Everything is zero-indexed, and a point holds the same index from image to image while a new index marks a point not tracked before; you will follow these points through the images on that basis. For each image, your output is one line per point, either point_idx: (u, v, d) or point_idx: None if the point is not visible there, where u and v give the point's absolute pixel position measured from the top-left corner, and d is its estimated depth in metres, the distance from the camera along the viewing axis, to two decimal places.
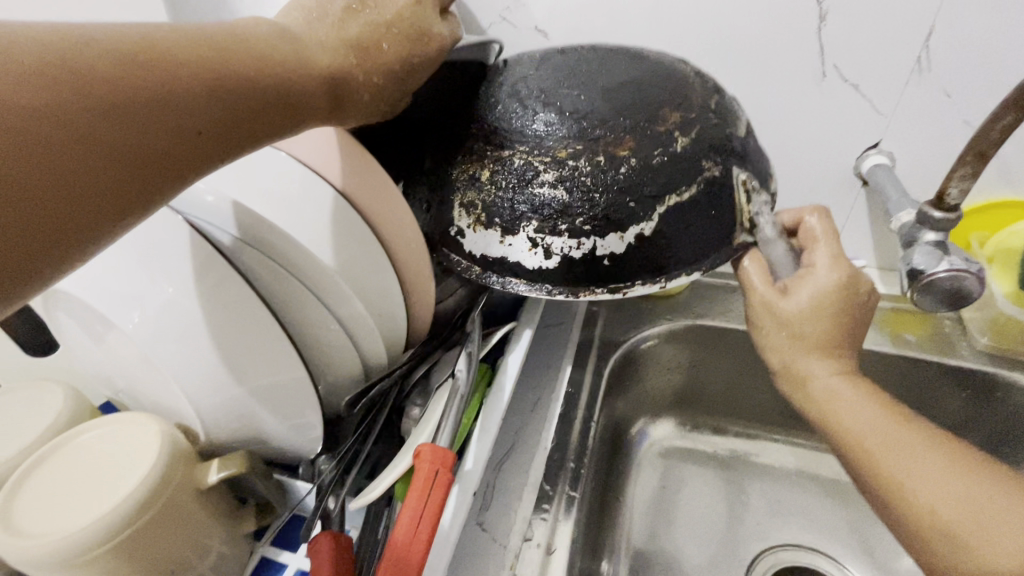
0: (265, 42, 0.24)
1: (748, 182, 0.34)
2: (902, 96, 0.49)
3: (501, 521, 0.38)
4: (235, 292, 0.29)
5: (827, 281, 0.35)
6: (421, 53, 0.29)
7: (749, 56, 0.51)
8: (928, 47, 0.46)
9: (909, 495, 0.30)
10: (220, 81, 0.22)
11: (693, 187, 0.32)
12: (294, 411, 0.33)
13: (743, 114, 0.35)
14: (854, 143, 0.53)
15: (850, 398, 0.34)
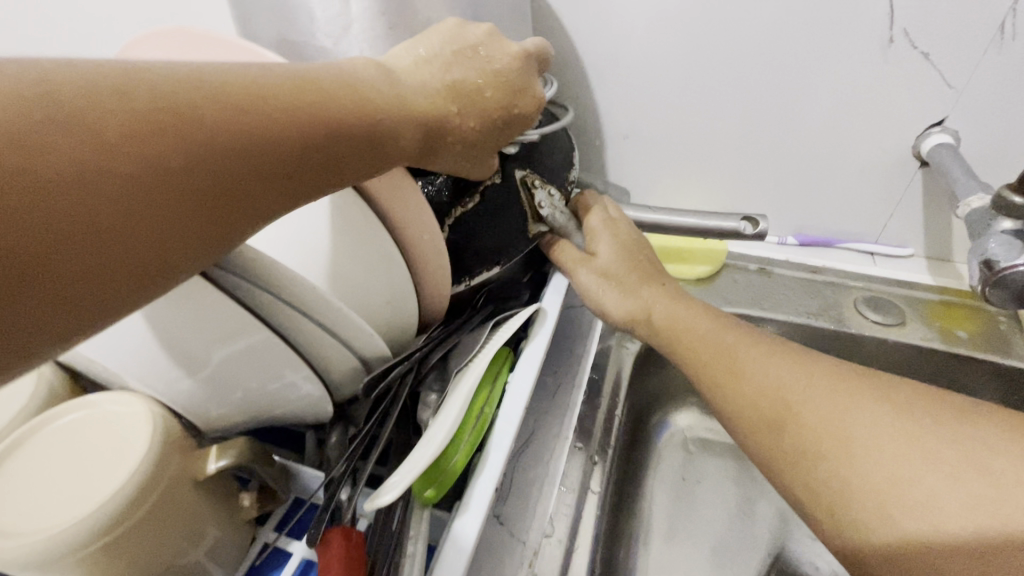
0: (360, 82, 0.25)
1: (529, 179, 0.41)
2: (978, 67, 0.44)
3: (520, 516, 0.36)
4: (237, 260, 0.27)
5: (607, 239, 0.44)
6: (518, 104, 0.32)
7: (809, 17, 0.45)
8: (1015, 11, 0.41)
9: (739, 389, 0.35)
10: (313, 117, 0.22)
11: (473, 198, 0.38)
12: (273, 373, 0.31)
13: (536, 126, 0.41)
14: (917, 120, 0.48)
15: (809, 386, 0.33)
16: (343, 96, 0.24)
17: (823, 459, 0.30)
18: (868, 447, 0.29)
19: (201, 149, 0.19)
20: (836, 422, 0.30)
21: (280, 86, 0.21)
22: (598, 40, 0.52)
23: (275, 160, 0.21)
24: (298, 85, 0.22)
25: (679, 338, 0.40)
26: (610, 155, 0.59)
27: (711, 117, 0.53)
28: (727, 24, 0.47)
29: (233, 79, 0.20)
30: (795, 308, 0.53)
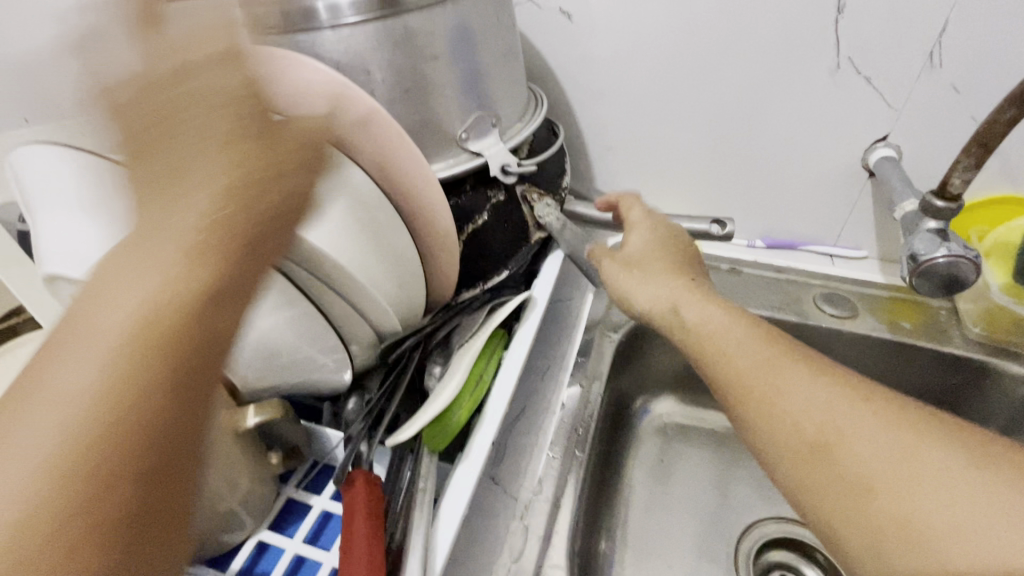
0: (216, 149, 0.23)
1: (531, 194, 0.49)
2: (913, 89, 0.51)
3: (513, 477, 0.41)
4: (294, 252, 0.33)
5: (640, 237, 0.49)
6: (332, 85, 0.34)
7: (766, 45, 0.52)
8: (940, 43, 0.48)
9: (778, 410, 0.33)
10: (198, 218, 0.21)
11: (483, 214, 0.45)
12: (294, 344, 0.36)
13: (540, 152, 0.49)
14: (863, 136, 0.54)
15: (827, 384, 0.33)
16: (220, 176, 0.22)
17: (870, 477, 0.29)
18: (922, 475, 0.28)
19: (144, 346, 0.18)
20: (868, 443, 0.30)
21: (155, 230, 0.20)
22: (584, 63, 0.58)
23: (202, 286, 0.20)
24: (159, 201, 0.21)
25: (704, 348, 0.39)
26: (596, 166, 0.66)
27: (685, 132, 0.60)
28: (697, 51, 0.54)
29: (130, 257, 0.20)
30: (760, 302, 0.59)
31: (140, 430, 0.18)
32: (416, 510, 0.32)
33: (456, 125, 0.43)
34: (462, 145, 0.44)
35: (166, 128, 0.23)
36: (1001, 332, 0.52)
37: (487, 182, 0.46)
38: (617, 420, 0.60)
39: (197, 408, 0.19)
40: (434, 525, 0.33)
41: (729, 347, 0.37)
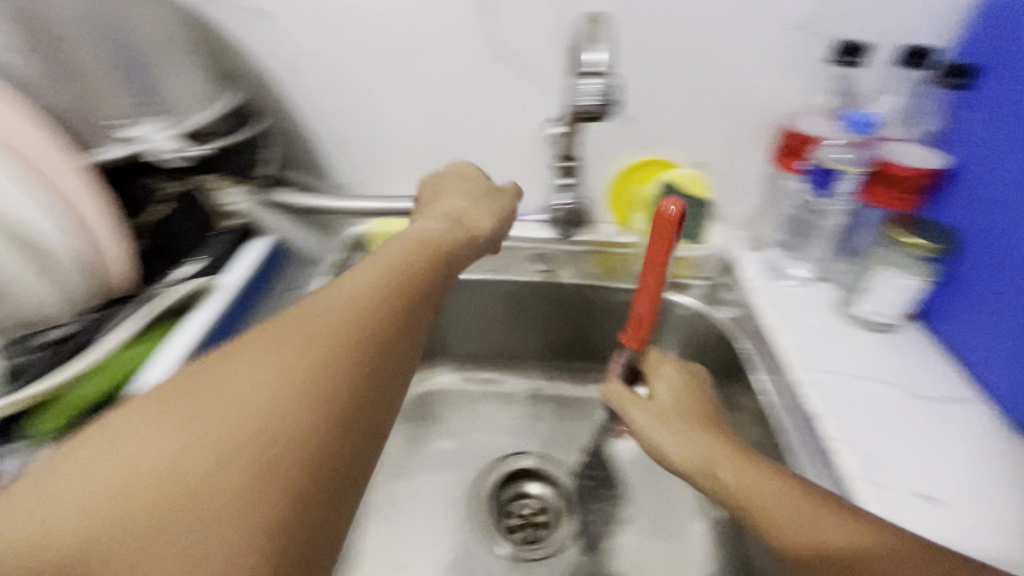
0: (331, 310, 0.34)
1: (212, 184, 0.50)
2: (560, 75, 0.61)
3: None
4: None
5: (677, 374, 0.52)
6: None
7: (435, 41, 0.59)
8: (567, 36, 0.58)
9: (783, 526, 0.37)
10: (347, 321, 0.33)
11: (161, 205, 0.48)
12: None
13: (227, 137, 0.51)
14: (537, 116, 0.64)
15: (775, 486, 0.39)
16: (290, 336, 0.32)
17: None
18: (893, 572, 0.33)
19: (230, 479, 0.25)
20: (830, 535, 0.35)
21: (230, 393, 0.28)
22: (280, 59, 0.60)
23: (332, 353, 0.31)
24: (286, 353, 0.30)
25: (761, 506, 0.38)
26: (326, 159, 0.68)
27: (395, 122, 0.65)
28: (380, 45, 0.59)
29: (152, 431, 0.26)
30: (481, 269, 0.67)
31: (230, 508, 0.25)
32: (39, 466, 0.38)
33: (110, 112, 0.45)
34: (116, 133, 0.45)
35: (283, 326, 0.32)
36: None
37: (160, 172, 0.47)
38: None
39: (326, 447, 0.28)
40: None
41: (749, 480, 0.40)
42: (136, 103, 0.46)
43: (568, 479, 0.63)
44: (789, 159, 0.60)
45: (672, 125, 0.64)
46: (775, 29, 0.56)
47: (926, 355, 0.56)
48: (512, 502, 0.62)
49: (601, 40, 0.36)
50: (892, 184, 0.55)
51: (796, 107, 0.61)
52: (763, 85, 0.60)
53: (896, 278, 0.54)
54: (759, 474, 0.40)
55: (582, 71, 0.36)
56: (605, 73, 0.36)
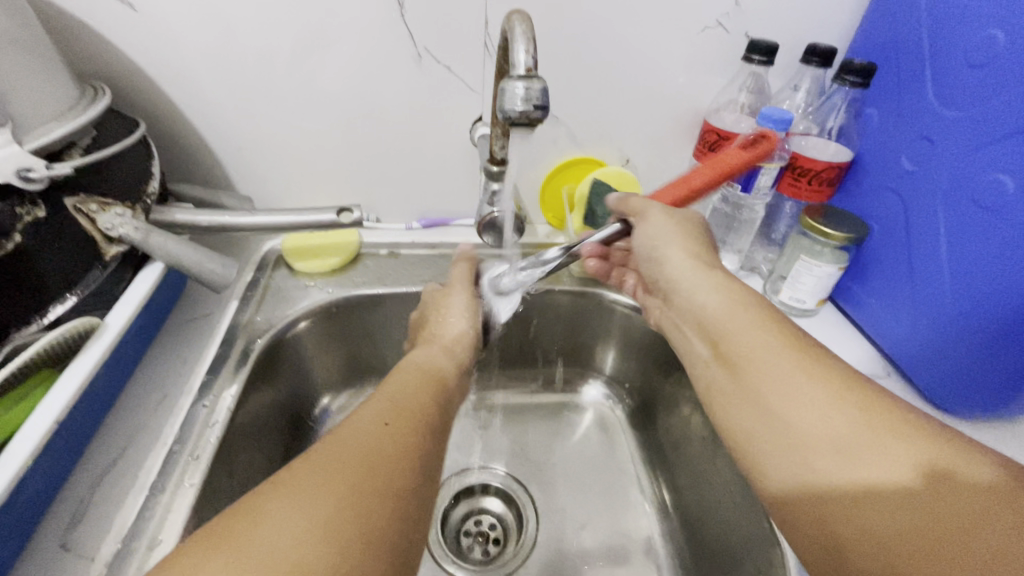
0: (363, 455, 0.32)
1: (86, 205, 0.42)
2: (484, 73, 0.58)
3: (90, 536, 0.36)
4: None
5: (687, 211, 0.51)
6: None
7: (348, 38, 0.54)
8: (489, 34, 0.55)
9: (861, 464, 0.32)
10: (372, 428, 0.34)
11: (18, 236, 0.37)
12: None
13: (102, 152, 0.43)
14: (463, 117, 0.61)
15: (864, 431, 0.33)
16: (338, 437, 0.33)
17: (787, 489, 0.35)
18: (883, 463, 0.31)
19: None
20: (821, 431, 0.34)
21: (270, 553, 0.26)
22: (167, 58, 0.53)
23: (371, 494, 0.30)
24: (336, 491, 0.29)
25: (826, 437, 0.34)
26: (234, 168, 0.61)
27: (310, 126, 0.59)
28: (286, 41, 0.53)
29: (309, 489, 0.29)
30: (412, 279, 0.63)
31: (365, 535, 0.28)
32: None
33: None
34: None
35: (272, 485, 0.29)
36: None
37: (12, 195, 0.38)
38: (295, 429, 0.57)
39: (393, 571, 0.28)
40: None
41: (832, 411, 0.34)
42: None
43: (519, 492, 0.60)
44: (710, 156, 0.62)
45: (600, 123, 0.64)
46: (695, 28, 0.57)
47: (843, 335, 0.60)
48: (465, 524, 0.59)
49: (527, 40, 0.34)
50: (804, 177, 0.58)
51: (717, 104, 0.62)
52: (686, 83, 0.61)
53: (813, 266, 0.57)
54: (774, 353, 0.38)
55: (517, 73, 0.33)
56: (536, 76, 0.33)
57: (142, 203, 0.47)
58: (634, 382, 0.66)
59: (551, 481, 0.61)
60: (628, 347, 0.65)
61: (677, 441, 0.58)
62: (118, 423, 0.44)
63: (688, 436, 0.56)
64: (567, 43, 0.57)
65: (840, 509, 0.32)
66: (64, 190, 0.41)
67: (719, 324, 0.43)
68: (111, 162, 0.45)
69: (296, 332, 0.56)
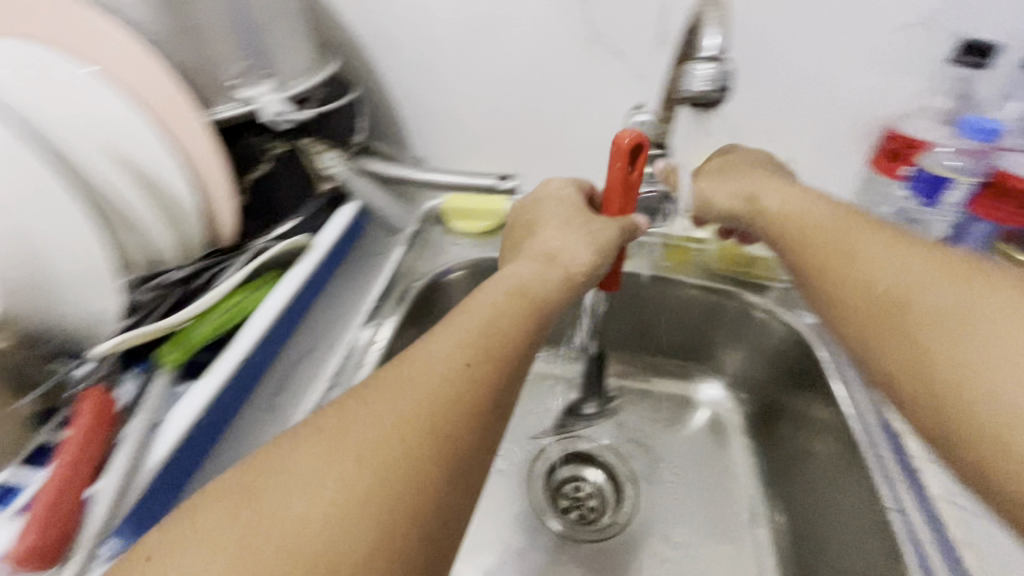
0: (381, 426, 0.27)
1: (313, 146, 0.52)
2: (653, 61, 0.60)
3: (287, 408, 0.46)
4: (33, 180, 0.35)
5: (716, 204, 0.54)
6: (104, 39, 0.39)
7: (532, 22, 0.59)
8: (665, 22, 0.57)
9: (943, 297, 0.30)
10: (418, 404, 0.28)
11: (266, 164, 0.48)
12: (37, 283, 0.37)
13: (330, 105, 0.53)
14: (624, 102, 0.63)
15: (977, 303, 0.29)
16: (384, 396, 0.29)
17: (899, 360, 0.31)
18: (947, 295, 0.31)
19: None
20: (937, 297, 0.31)
21: (380, 410, 0.28)
22: (379, 32, 0.62)
23: (409, 461, 0.26)
24: (358, 440, 0.26)
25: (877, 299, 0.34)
26: (413, 131, 0.70)
27: (483, 98, 0.66)
28: (478, 23, 0.60)
29: (325, 459, 0.26)
30: None
31: (386, 522, 0.24)
32: (137, 415, 0.33)
33: (227, 71, 0.45)
34: (233, 92, 0.46)
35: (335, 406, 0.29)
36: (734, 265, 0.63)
37: (268, 133, 0.49)
38: None
39: (437, 537, 0.26)
40: (151, 447, 0.32)
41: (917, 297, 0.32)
42: (246, 63, 0.46)
43: (621, 469, 0.62)
44: (890, 164, 0.58)
45: (764, 118, 0.62)
46: (894, 25, 0.53)
47: None
48: (564, 487, 0.62)
49: (719, 25, 0.35)
50: (1011, 197, 0.52)
51: (905, 109, 0.57)
52: (873, 83, 0.57)
53: None
54: (877, 246, 0.38)
55: (701, 54, 0.35)
56: (723, 58, 0.35)
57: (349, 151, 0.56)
58: (756, 388, 0.64)
59: (656, 467, 0.62)
60: (755, 353, 0.63)
61: (799, 456, 0.56)
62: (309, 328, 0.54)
63: (812, 450, 0.54)
64: (742, 34, 0.56)
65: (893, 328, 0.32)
66: (301, 132, 0.51)
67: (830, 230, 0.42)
68: (333, 115, 0.55)
69: (449, 280, 0.63)
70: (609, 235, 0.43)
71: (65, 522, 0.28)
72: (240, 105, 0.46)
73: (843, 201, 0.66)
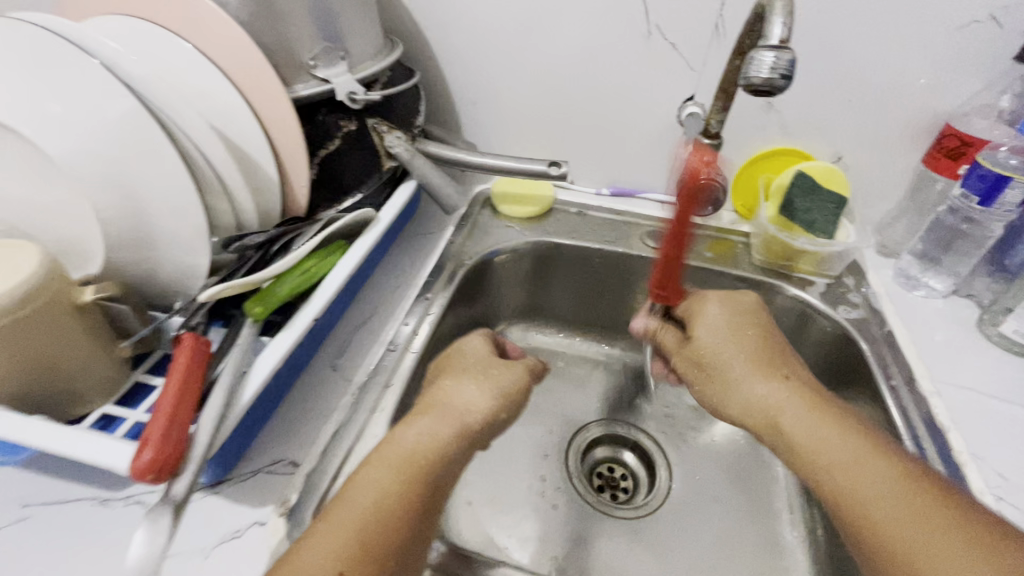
0: (320, 560, 0.32)
1: (380, 126, 0.54)
2: (708, 54, 0.61)
3: (350, 366, 0.49)
4: (139, 144, 0.38)
5: (717, 316, 0.51)
6: (203, 20, 0.43)
7: (589, 12, 0.61)
8: (722, 16, 0.58)
9: (863, 511, 0.36)
10: (357, 538, 0.33)
11: (335, 141, 0.52)
12: (137, 238, 0.41)
13: (395, 87, 0.56)
14: (676, 93, 0.64)
15: (876, 484, 0.37)
16: (333, 520, 0.33)
17: (892, 545, 0.34)
18: (888, 505, 0.36)
19: None
20: (872, 490, 0.37)
21: (317, 551, 0.32)
22: (441, 19, 0.65)
23: None
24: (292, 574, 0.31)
25: (828, 473, 0.39)
26: (467, 118, 0.73)
27: (536, 87, 0.68)
28: (537, 16, 0.62)
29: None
30: (598, 236, 0.68)
31: None
32: (231, 356, 0.36)
33: (305, 52, 0.49)
34: (311, 72, 0.49)
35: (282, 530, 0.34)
36: (774, 258, 0.64)
37: (340, 111, 0.52)
38: None
39: None
40: (242, 385, 0.35)
41: (848, 490, 0.38)
42: (325, 45, 0.49)
43: (655, 452, 0.64)
44: (943, 163, 0.58)
45: (816, 114, 0.62)
46: (958, 22, 0.53)
47: None
48: (599, 466, 0.64)
49: (785, 15, 0.37)
50: None
51: (966, 108, 0.57)
52: (931, 82, 0.57)
53: None
54: (857, 447, 0.39)
55: (767, 43, 0.36)
56: (788, 48, 0.36)
57: (412, 132, 0.59)
58: None
59: (691, 453, 0.63)
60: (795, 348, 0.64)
61: None
62: (368, 295, 0.57)
63: None
64: (801, 29, 0.56)
65: (913, 545, 0.34)
66: (368, 113, 0.54)
67: (788, 414, 0.43)
68: (397, 98, 0.57)
69: (498, 260, 0.65)
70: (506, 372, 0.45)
71: (177, 446, 0.30)
72: (316, 85, 0.50)
73: (894, 199, 0.66)
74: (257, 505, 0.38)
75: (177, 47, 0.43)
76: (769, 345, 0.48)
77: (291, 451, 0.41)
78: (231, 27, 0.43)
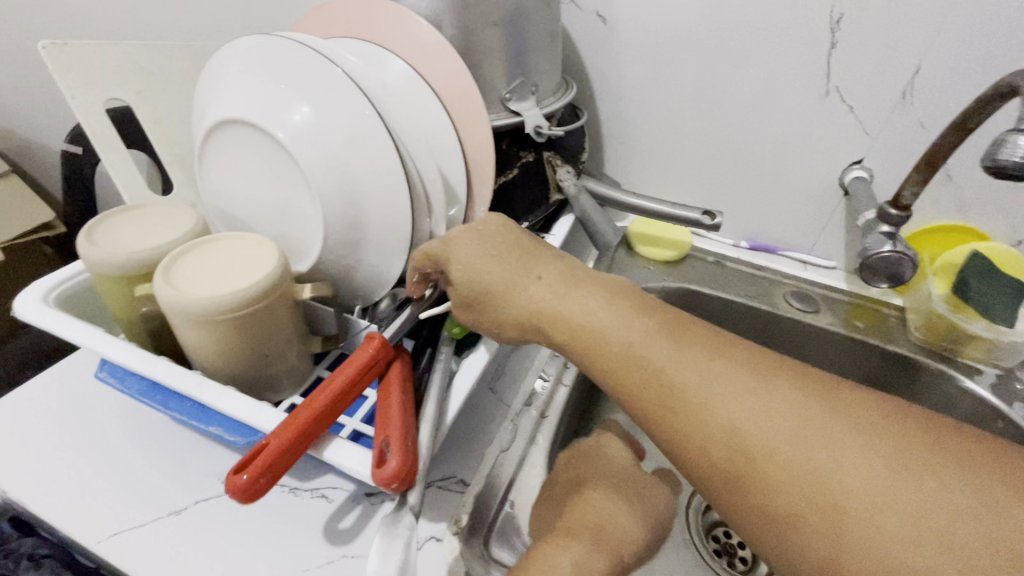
0: None
1: (555, 159, 0.56)
2: (887, 120, 0.58)
3: (506, 390, 0.49)
4: (369, 161, 0.41)
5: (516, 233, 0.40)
6: (430, 51, 0.46)
7: (764, 67, 0.60)
8: (913, 83, 0.55)
9: (836, 487, 0.26)
10: None
11: (514, 170, 0.54)
12: (345, 246, 0.44)
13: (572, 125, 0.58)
14: (842, 155, 0.62)
15: (839, 449, 0.27)
16: None
17: (870, 532, 0.25)
18: (854, 472, 0.26)
19: None
20: (838, 461, 0.27)
21: None
22: (611, 62, 0.66)
23: None
24: None
25: (760, 459, 0.28)
26: (613, 156, 0.74)
27: (690, 134, 0.68)
28: (709, 66, 0.63)
29: None
30: (738, 290, 0.68)
31: None
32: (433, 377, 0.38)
33: (504, 87, 0.51)
34: (505, 104, 0.52)
35: None
36: (936, 338, 0.60)
37: (522, 143, 0.54)
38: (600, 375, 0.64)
39: None
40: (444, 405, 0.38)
41: (800, 469, 0.27)
42: (523, 81, 0.52)
43: None
44: None
45: (1003, 194, 0.58)
46: None
47: None
48: (715, 529, 0.61)
49: None
50: None
51: None
52: None
53: None
54: (776, 403, 0.29)
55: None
56: None
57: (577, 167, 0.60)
58: None
59: None
60: None
61: None
62: None
63: None
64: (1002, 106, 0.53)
65: (862, 516, 0.26)
66: (546, 147, 0.56)
67: (693, 388, 0.31)
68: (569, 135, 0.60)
69: None
70: (655, 493, 0.38)
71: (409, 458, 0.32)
72: (508, 118, 0.52)
73: None
74: (434, 520, 0.39)
75: (401, 75, 0.47)
76: (586, 277, 0.38)
77: (461, 470, 0.43)
78: (454, 60, 0.45)
